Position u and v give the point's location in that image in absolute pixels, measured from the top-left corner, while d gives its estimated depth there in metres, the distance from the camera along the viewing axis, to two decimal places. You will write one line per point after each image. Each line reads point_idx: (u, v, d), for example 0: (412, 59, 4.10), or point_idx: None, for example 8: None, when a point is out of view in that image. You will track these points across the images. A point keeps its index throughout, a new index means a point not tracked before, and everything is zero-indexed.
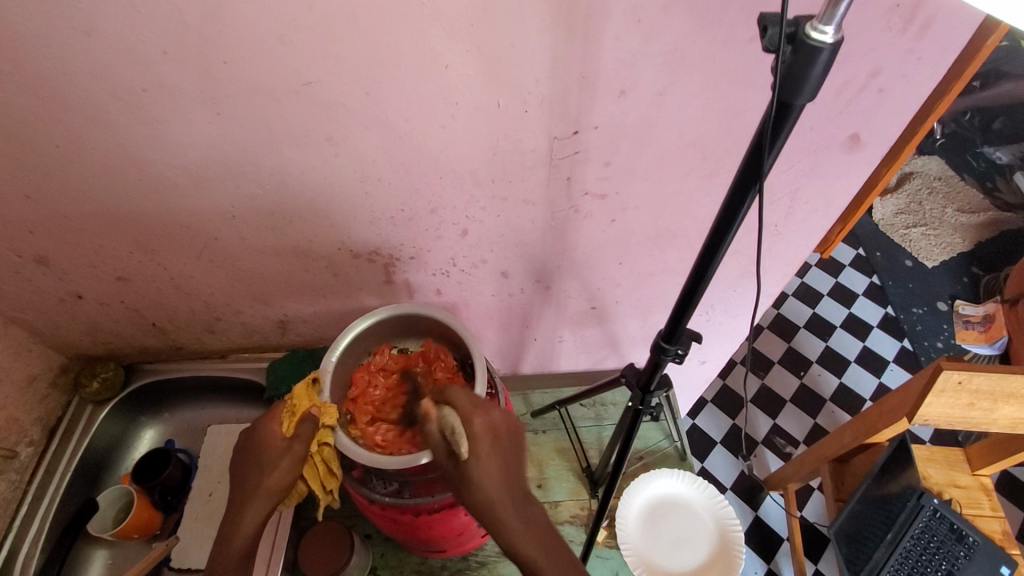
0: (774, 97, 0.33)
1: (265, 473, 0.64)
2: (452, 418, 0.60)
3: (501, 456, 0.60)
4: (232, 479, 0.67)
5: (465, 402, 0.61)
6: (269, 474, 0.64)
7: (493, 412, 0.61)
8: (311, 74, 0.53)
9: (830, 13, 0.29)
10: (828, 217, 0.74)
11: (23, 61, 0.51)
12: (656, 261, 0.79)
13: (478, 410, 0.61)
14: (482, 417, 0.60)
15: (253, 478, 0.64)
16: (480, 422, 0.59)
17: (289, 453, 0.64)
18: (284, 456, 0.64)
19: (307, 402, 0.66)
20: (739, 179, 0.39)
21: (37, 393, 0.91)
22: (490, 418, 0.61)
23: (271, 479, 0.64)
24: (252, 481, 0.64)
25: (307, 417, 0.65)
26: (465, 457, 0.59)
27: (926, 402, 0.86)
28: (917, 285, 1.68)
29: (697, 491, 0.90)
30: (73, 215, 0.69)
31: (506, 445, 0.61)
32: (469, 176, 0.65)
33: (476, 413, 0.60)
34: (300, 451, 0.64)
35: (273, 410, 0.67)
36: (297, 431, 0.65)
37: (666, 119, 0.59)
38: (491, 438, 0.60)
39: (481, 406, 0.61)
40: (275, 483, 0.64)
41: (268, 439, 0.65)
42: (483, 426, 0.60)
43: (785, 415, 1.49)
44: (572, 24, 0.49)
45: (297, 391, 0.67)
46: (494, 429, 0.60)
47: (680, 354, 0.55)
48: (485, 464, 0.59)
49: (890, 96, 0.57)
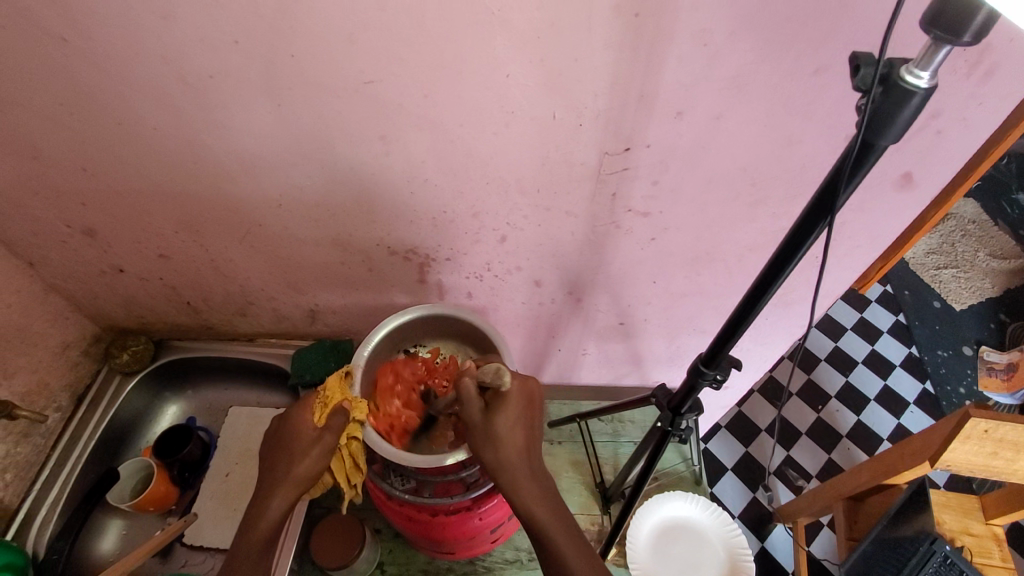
0: (858, 135, 0.34)
1: (295, 461, 0.65)
2: (495, 364, 0.63)
3: (526, 426, 0.61)
4: (260, 466, 0.67)
5: (507, 366, 0.64)
6: (299, 462, 0.64)
7: (531, 382, 0.64)
8: (374, 72, 0.54)
9: (928, 59, 0.30)
10: (871, 253, 0.73)
11: (97, 39, 0.53)
12: (691, 282, 0.79)
13: (517, 375, 0.63)
14: (519, 380, 0.63)
15: (282, 466, 0.65)
16: (518, 383, 0.62)
17: (319, 443, 0.65)
18: (314, 446, 0.65)
19: (339, 395, 0.68)
20: (806, 214, 0.39)
21: (69, 360, 0.93)
22: (527, 386, 0.63)
23: (300, 468, 0.64)
24: (282, 468, 0.64)
25: (338, 410, 0.67)
26: (505, 385, 0.60)
27: (950, 447, 0.84)
28: (944, 327, 1.65)
29: (709, 517, 0.89)
30: (125, 191, 0.70)
31: (535, 417, 0.63)
32: (516, 184, 0.65)
33: (516, 376, 0.63)
34: (330, 442, 0.65)
35: (306, 400, 0.68)
36: (328, 423, 0.66)
37: (719, 143, 0.59)
38: (524, 403, 0.62)
39: (521, 374, 0.64)
40: (304, 471, 0.64)
41: (300, 428, 0.66)
42: (519, 389, 0.62)
43: (799, 447, 1.47)
44: (637, 43, 0.50)
45: (330, 382, 0.69)
46: (529, 396, 0.63)
47: (718, 379, 0.55)
48: (511, 423, 0.60)
49: (948, 138, 0.57)
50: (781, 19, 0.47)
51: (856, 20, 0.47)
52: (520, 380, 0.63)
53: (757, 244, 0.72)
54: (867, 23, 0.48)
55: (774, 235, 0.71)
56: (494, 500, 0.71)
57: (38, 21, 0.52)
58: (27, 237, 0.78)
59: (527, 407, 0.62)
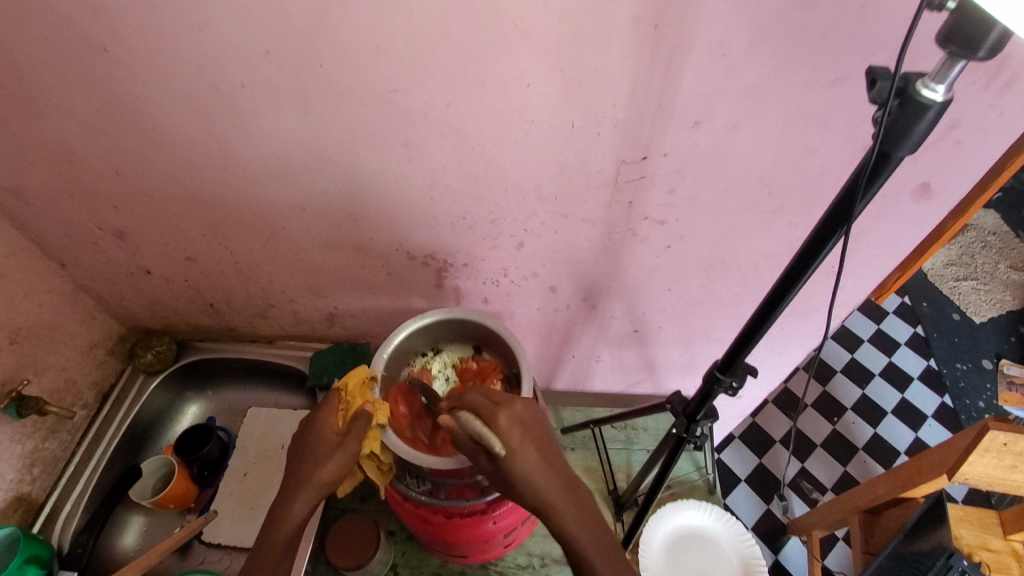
0: (874, 146, 0.34)
1: (319, 466, 0.65)
2: (473, 424, 0.56)
3: (534, 442, 0.59)
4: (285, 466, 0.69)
5: (483, 403, 0.60)
6: (322, 466, 0.65)
7: (515, 404, 0.61)
8: (398, 82, 0.55)
9: (944, 73, 0.30)
10: (888, 263, 0.73)
11: (136, 49, 0.55)
12: (705, 290, 0.80)
13: (501, 406, 0.60)
14: (505, 413, 0.59)
15: (305, 469, 0.65)
16: (504, 417, 0.59)
17: (343, 448, 0.66)
18: (338, 451, 0.66)
19: (360, 399, 0.69)
20: (823, 222, 0.40)
21: (95, 358, 0.96)
22: (514, 412, 0.60)
23: (324, 472, 0.65)
24: (306, 471, 0.65)
25: (360, 414, 0.68)
26: (502, 455, 0.56)
27: (969, 461, 0.83)
28: (963, 339, 1.62)
29: (723, 527, 0.89)
30: (155, 195, 0.73)
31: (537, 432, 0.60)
32: (534, 191, 0.66)
33: (499, 411, 0.59)
34: (354, 447, 0.66)
35: (328, 403, 0.70)
36: (351, 427, 0.67)
37: (736, 152, 0.59)
38: (521, 430, 0.59)
39: (501, 402, 0.61)
40: (328, 476, 0.65)
41: (324, 433, 0.67)
42: (509, 420, 0.59)
43: (814, 459, 1.46)
44: (656, 54, 0.51)
45: (349, 383, 0.70)
46: (522, 420, 0.60)
47: (734, 386, 0.55)
48: (526, 457, 0.58)
49: (967, 149, 0.57)
50: (798, 30, 0.48)
51: (873, 31, 0.48)
52: (506, 411, 0.60)
53: (773, 253, 0.72)
54: (885, 35, 0.48)
55: (791, 243, 0.71)
56: (507, 503, 0.72)
57: (82, 32, 0.54)
58: (60, 239, 0.81)
59: (528, 431, 0.60)
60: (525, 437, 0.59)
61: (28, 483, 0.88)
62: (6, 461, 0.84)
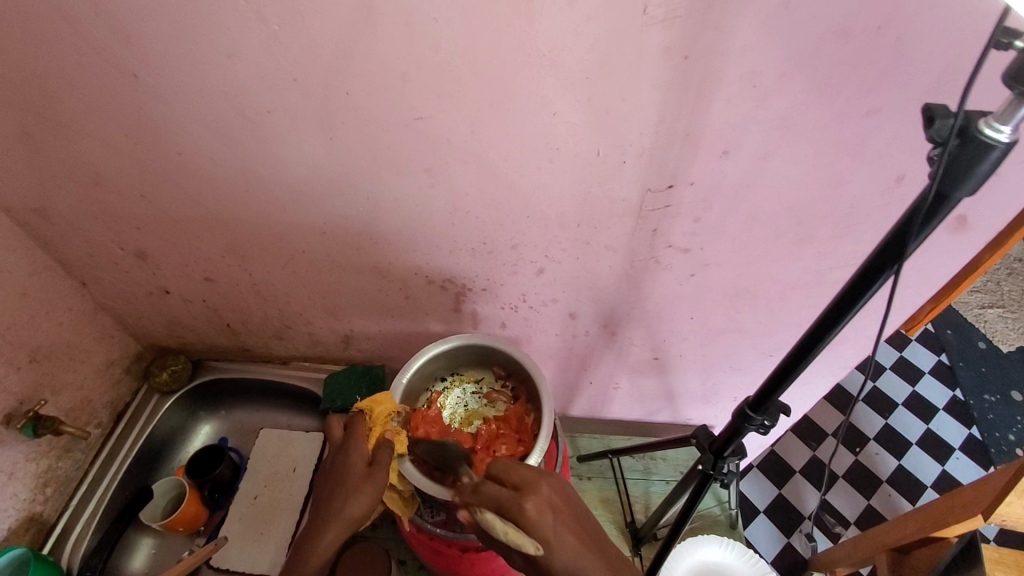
0: (932, 186, 0.33)
1: (348, 498, 0.62)
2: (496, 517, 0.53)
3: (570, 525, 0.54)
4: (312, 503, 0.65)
5: (503, 491, 0.55)
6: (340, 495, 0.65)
7: (540, 486, 0.55)
8: (424, 109, 0.55)
9: (1010, 114, 0.29)
10: (920, 295, 0.71)
11: (165, 75, 0.56)
12: (729, 320, 0.78)
13: (524, 492, 0.54)
14: (531, 498, 0.54)
15: (337, 502, 0.62)
16: (531, 506, 0.53)
17: (371, 480, 0.63)
18: (366, 482, 0.63)
19: (381, 427, 0.70)
20: (869, 262, 0.38)
21: (112, 377, 0.96)
22: (541, 495, 0.55)
23: (355, 506, 0.62)
24: (337, 503, 0.62)
25: (382, 443, 0.66)
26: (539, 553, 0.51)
27: (1007, 501, 0.79)
28: (990, 369, 1.58)
29: (747, 567, 0.85)
30: (178, 217, 0.73)
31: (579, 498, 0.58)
32: (557, 219, 0.65)
33: (524, 498, 0.53)
34: (381, 478, 0.63)
35: (353, 430, 0.68)
36: (376, 456, 0.65)
37: (765, 181, 0.58)
38: (553, 514, 0.54)
39: (522, 489, 0.55)
40: (358, 510, 0.62)
41: (352, 462, 0.65)
42: (537, 506, 0.53)
43: (836, 490, 1.40)
44: (686, 84, 0.50)
45: (375, 409, 0.71)
46: (553, 502, 0.55)
47: (766, 424, 0.53)
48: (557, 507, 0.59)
49: (1007, 181, 0.55)
50: (832, 62, 0.47)
51: (911, 62, 0.47)
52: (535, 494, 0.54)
53: (801, 284, 0.71)
54: (924, 67, 0.47)
55: (820, 274, 0.69)
56: None
57: (115, 59, 0.55)
58: (83, 258, 0.82)
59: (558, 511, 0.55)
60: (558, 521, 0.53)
61: (41, 503, 0.88)
62: (21, 481, 0.83)
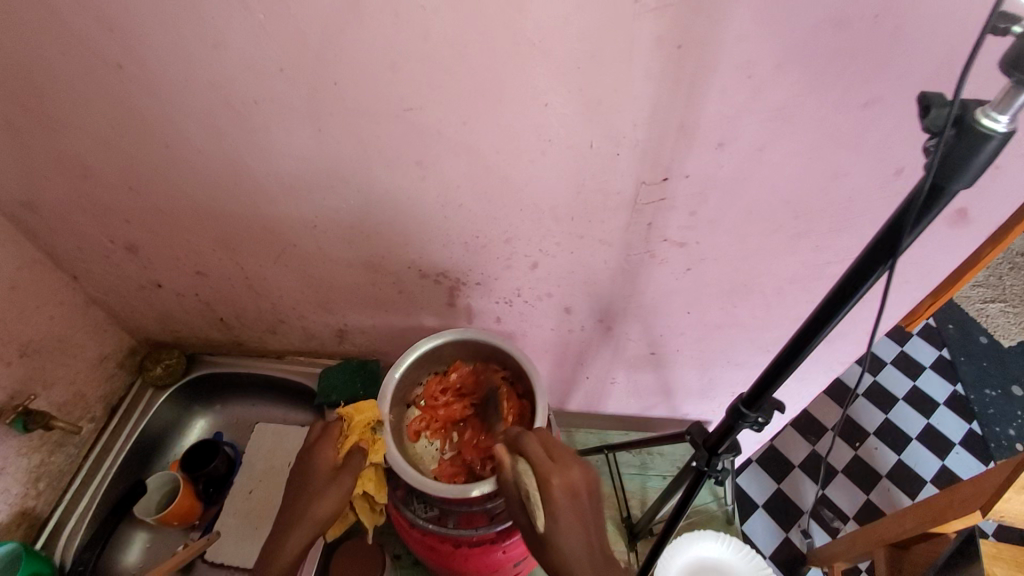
0: (927, 178, 0.32)
1: (313, 501, 0.63)
2: (530, 479, 0.58)
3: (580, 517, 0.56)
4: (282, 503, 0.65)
5: (542, 459, 0.59)
6: (317, 502, 0.63)
7: (573, 469, 0.59)
8: (413, 100, 0.54)
9: (1007, 103, 0.28)
10: (920, 290, 0.70)
11: (149, 66, 0.55)
12: (725, 314, 0.77)
13: (556, 468, 0.58)
14: (559, 477, 0.57)
15: (300, 504, 0.63)
16: (557, 482, 0.57)
17: (337, 483, 0.64)
18: (331, 485, 0.64)
19: (358, 434, 0.67)
20: (863, 257, 0.37)
21: (105, 371, 0.96)
22: (570, 478, 0.58)
23: (318, 510, 0.62)
24: (302, 504, 0.63)
25: (356, 450, 0.66)
26: (541, 530, 0.56)
27: (1004, 497, 0.78)
28: (991, 364, 1.57)
29: (741, 562, 0.84)
30: (167, 211, 0.72)
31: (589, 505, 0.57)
32: (550, 212, 0.64)
33: (553, 472, 0.58)
34: (347, 482, 0.64)
35: (325, 434, 0.67)
36: (346, 460, 0.66)
37: (762, 174, 0.57)
38: (571, 499, 0.57)
39: (558, 462, 0.59)
40: (324, 513, 0.62)
41: (318, 465, 0.65)
42: (562, 487, 0.57)
43: (835, 485, 1.40)
44: (680, 73, 0.49)
45: (354, 416, 0.67)
46: (574, 489, 0.57)
47: (760, 422, 0.52)
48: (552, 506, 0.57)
49: (1008, 173, 0.54)
50: (830, 50, 0.46)
51: (911, 50, 0.45)
52: (562, 472, 0.58)
53: (798, 278, 0.70)
54: (925, 54, 0.46)
55: (818, 268, 0.68)
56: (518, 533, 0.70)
57: (97, 49, 0.54)
58: (73, 252, 0.81)
59: (577, 500, 0.57)
60: (572, 508, 0.56)
61: (33, 498, 0.88)
62: (12, 475, 0.84)
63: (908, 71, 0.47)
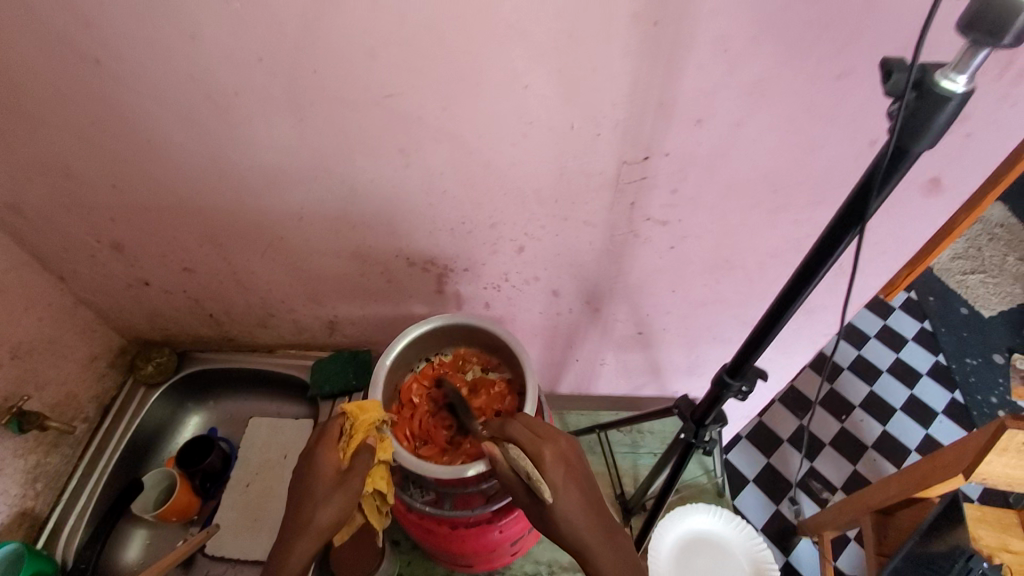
0: (891, 142, 0.34)
1: (319, 507, 0.61)
2: (524, 461, 0.57)
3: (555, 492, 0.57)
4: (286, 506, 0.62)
5: (526, 437, 0.59)
6: (322, 508, 0.61)
7: (561, 439, 0.60)
8: (394, 86, 0.54)
9: (965, 63, 0.29)
10: (897, 260, 0.72)
11: (127, 59, 0.54)
12: (709, 291, 0.79)
13: (545, 440, 0.59)
14: (552, 446, 0.58)
15: (305, 509, 0.61)
16: (551, 455, 0.57)
17: (343, 487, 0.62)
18: (338, 489, 0.62)
19: (364, 433, 0.65)
20: (834, 225, 0.39)
21: (96, 371, 0.96)
22: (559, 447, 0.59)
23: (324, 514, 0.60)
24: (307, 510, 0.60)
25: (363, 449, 0.65)
26: (550, 502, 0.56)
27: (985, 460, 0.80)
28: (972, 334, 1.61)
29: (732, 530, 0.87)
30: (152, 207, 0.72)
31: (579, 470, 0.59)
32: (534, 195, 0.65)
33: (544, 446, 0.58)
34: (354, 485, 0.62)
35: (328, 435, 0.65)
36: (352, 463, 0.64)
37: (739, 150, 0.58)
38: (564, 468, 0.58)
39: (545, 436, 0.59)
40: (327, 520, 0.60)
41: (322, 468, 0.63)
42: (555, 457, 0.58)
43: (823, 457, 1.43)
44: (655, 51, 0.50)
45: (358, 417, 0.66)
46: (565, 457, 0.59)
47: (744, 390, 0.54)
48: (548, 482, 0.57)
49: (978, 142, 0.55)
50: (802, 23, 0.47)
51: (879, 22, 0.46)
52: (554, 446, 0.58)
53: (779, 253, 0.71)
54: (894, 26, 0.47)
55: (798, 242, 0.69)
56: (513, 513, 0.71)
57: (74, 45, 0.54)
58: (57, 252, 0.81)
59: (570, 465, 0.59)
60: (561, 487, 0.56)
61: (31, 498, 0.88)
62: (8, 477, 0.83)
63: (878, 41, 0.48)
